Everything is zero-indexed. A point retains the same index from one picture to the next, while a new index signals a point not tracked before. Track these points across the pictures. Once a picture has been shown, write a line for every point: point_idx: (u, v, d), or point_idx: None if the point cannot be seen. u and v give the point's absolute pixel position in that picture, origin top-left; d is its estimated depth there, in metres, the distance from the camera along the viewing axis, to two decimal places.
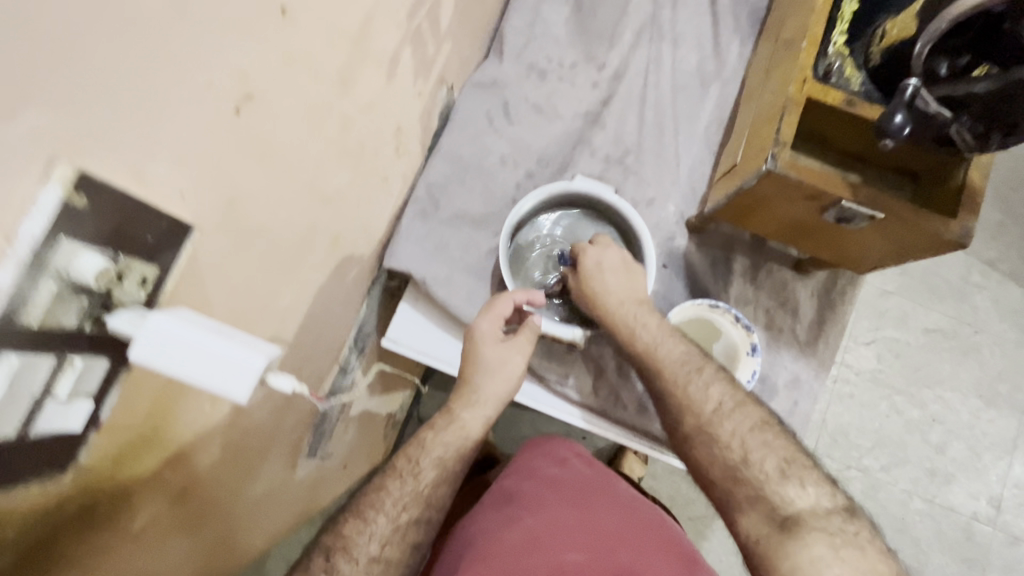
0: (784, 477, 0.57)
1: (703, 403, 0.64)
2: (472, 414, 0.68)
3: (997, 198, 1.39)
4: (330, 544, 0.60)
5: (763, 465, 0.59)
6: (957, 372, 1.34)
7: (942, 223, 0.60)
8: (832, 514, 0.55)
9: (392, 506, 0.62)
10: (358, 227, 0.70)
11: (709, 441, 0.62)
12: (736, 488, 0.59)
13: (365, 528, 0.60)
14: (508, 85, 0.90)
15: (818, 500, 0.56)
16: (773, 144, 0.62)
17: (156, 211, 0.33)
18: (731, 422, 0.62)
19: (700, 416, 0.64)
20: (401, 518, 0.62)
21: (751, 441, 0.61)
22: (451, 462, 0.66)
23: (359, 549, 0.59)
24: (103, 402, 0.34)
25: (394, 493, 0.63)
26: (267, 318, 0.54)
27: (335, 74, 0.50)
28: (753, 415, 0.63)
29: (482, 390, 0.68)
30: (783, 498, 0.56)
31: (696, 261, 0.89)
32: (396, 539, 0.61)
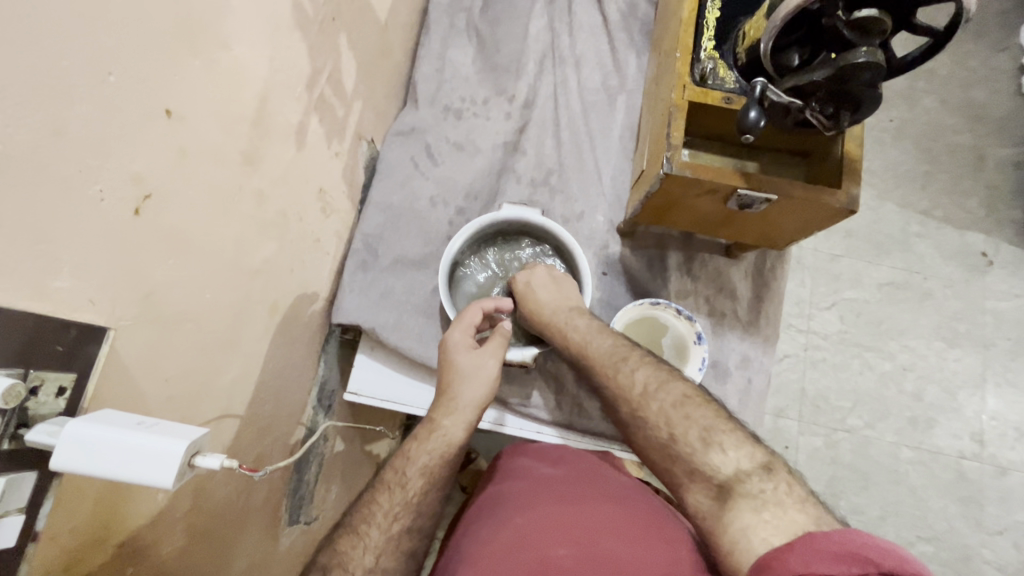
0: (707, 444, 0.57)
1: (635, 387, 0.65)
2: (452, 421, 0.67)
3: (919, 151, 1.49)
4: (325, 563, 0.56)
5: (687, 437, 0.58)
6: (917, 319, 1.40)
7: (830, 194, 0.64)
8: (751, 474, 0.53)
9: (383, 518, 0.59)
10: (296, 290, 0.72)
11: (641, 424, 0.63)
12: (672, 464, 0.59)
13: (359, 541, 0.57)
14: (427, 129, 0.94)
15: (739, 462, 0.55)
16: (666, 149, 0.66)
17: (63, 321, 0.35)
18: (659, 398, 0.63)
19: (633, 402, 0.65)
20: (393, 529, 0.59)
21: None
22: (438, 468, 0.63)
23: (355, 563, 0.56)
24: (38, 513, 0.35)
25: (383, 505, 0.60)
26: (212, 399, 0.56)
27: (239, 157, 0.53)
28: (676, 390, 0.63)
29: (461, 397, 0.68)
30: (708, 464, 0.56)
31: (633, 264, 0.93)
32: (389, 550, 0.58)
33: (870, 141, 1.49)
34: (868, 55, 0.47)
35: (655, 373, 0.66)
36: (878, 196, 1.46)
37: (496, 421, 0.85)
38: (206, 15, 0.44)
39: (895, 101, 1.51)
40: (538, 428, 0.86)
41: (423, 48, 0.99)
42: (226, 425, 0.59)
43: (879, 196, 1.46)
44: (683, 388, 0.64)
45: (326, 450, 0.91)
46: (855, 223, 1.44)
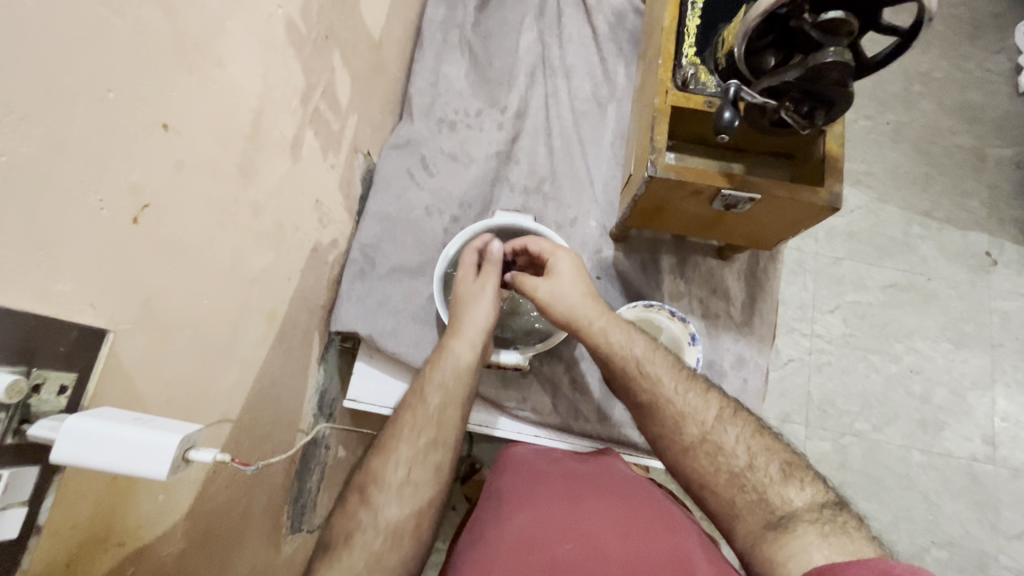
0: (785, 479, 0.58)
1: (704, 412, 0.64)
2: (459, 343, 0.70)
3: (918, 153, 1.49)
4: (362, 479, 0.61)
5: (767, 470, 0.59)
6: (923, 320, 1.40)
7: (813, 191, 0.66)
8: (825, 507, 0.56)
9: (410, 431, 0.63)
10: (293, 299, 0.74)
11: (713, 451, 0.61)
12: (738, 494, 0.59)
13: (389, 457, 0.61)
14: (422, 141, 0.97)
15: (813, 497, 0.57)
16: (651, 152, 0.68)
17: (64, 322, 0.37)
18: (733, 428, 0.63)
19: (703, 425, 0.63)
20: (420, 441, 0.63)
21: (751, 446, 0.61)
22: (453, 384, 0.67)
23: (387, 476, 0.60)
24: (40, 506, 0.37)
25: (408, 422, 0.64)
26: (212, 403, 0.57)
27: (235, 169, 0.55)
28: (746, 422, 0.64)
29: (466, 322, 0.72)
30: (783, 498, 0.57)
31: (626, 268, 0.94)
32: (418, 461, 0.62)
33: (869, 143, 1.50)
34: (836, 55, 0.49)
35: (721, 399, 0.66)
36: (878, 198, 1.46)
37: (490, 424, 0.86)
38: (200, 36, 0.47)
39: (891, 104, 1.52)
40: (536, 431, 0.86)
41: (417, 63, 1.02)
42: (224, 429, 0.60)
43: (879, 198, 1.46)
44: (750, 419, 0.64)
45: (327, 458, 0.92)
46: (855, 226, 1.44)
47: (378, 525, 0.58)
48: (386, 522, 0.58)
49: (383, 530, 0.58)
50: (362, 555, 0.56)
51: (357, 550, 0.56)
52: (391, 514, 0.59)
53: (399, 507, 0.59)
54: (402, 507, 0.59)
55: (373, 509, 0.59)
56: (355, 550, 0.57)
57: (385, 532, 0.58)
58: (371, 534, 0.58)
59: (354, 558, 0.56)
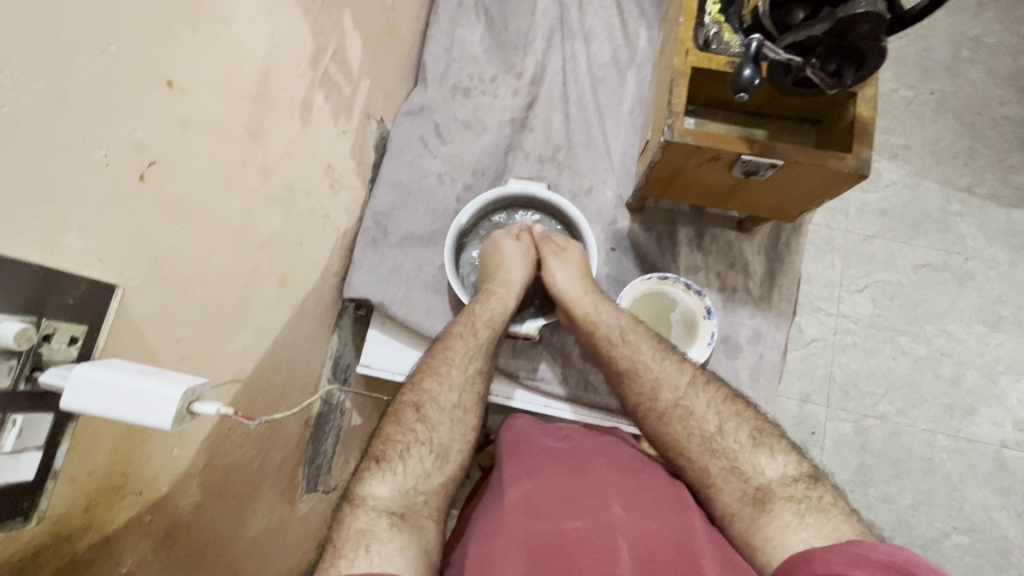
0: (754, 445, 0.59)
1: (677, 378, 0.67)
2: (504, 289, 0.77)
3: (962, 125, 1.41)
4: (415, 399, 0.65)
5: (736, 435, 0.60)
6: (956, 302, 1.34)
7: (838, 158, 0.62)
8: (797, 481, 0.56)
9: (461, 359, 0.69)
10: (305, 264, 0.74)
11: (684, 415, 0.64)
12: (710, 460, 0.60)
13: (443, 379, 0.66)
14: (436, 108, 0.95)
15: (785, 469, 0.57)
16: (667, 116, 0.65)
17: (74, 276, 0.38)
18: (704, 393, 0.65)
19: (677, 390, 0.66)
20: (470, 368, 0.69)
21: (721, 411, 0.63)
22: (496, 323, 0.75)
23: (443, 397, 0.65)
24: (54, 451, 0.39)
25: (458, 348, 0.70)
26: (224, 361, 0.59)
27: (244, 131, 0.55)
28: (717, 390, 0.66)
29: (510, 270, 0.79)
30: (755, 466, 0.58)
31: (641, 239, 0.92)
32: (467, 388, 0.67)
33: (909, 115, 1.41)
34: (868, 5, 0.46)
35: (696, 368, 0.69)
36: (916, 172, 1.39)
37: (507, 395, 0.86)
38: None
39: (936, 72, 1.43)
40: (546, 401, 0.86)
41: (432, 27, 0.99)
42: (236, 388, 0.62)
43: (917, 173, 1.39)
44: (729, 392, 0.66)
45: (343, 423, 0.95)
46: (889, 202, 1.38)
47: (432, 440, 0.61)
48: (439, 438, 0.62)
49: (434, 447, 0.61)
50: (412, 469, 0.58)
51: (409, 464, 0.59)
52: (443, 433, 0.63)
53: (449, 428, 0.64)
54: (452, 429, 0.64)
55: (428, 426, 0.62)
56: (407, 463, 0.59)
57: (434, 451, 0.61)
58: (424, 450, 0.60)
59: (405, 470, 0.58)
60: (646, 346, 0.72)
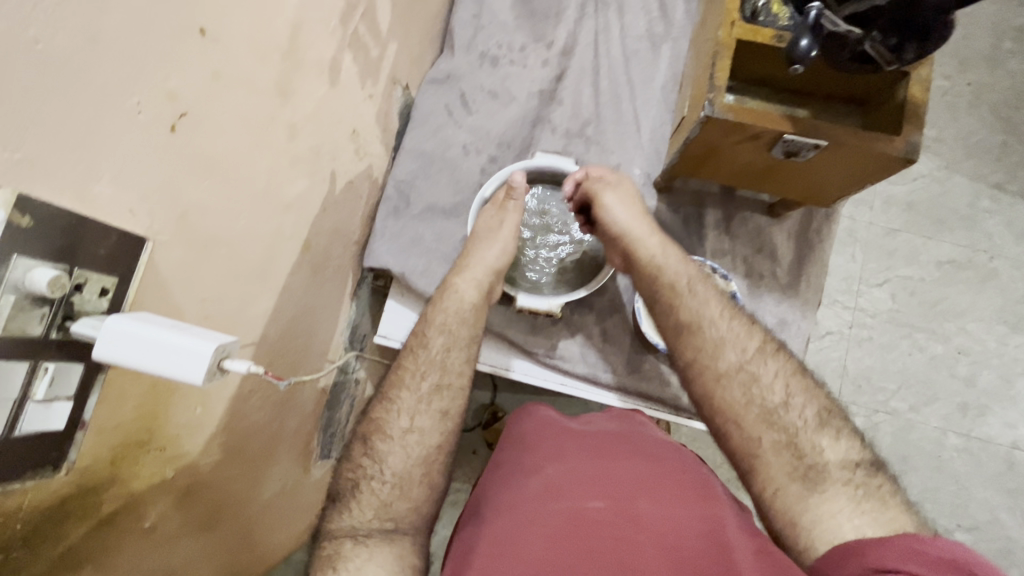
0: (821, 426, 0.58)
1: (745, 341, 0.64)
2: (463, 281, 0.73)
3: (998, 119, 1.36)
4: (364, 430, 0.62)
5: (802, 412, 0.59)
6: (977, 301, 1.31)
7: (886, 141, 0.60)
8: (857, 468, 0.55)
9: (412, 378, 0.65)
10: (327, 230, 0.73)
11: (748, 381, 0.61)
12: (766, 431, 0.58)
13: (392, 405, 0.63)
14: (462, 77, 0.93)
15: (848, 453, 0.56)
16: (709, 90, 0.62)
17: (106, 225, 0.37)
18: (773, 363, 0.62)
19: (743, 353, 0.63)
20: (422, 387, 0.64)
21: (790, 384, 0.61)
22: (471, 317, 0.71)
23: (392, 423, 0.62)
24: (84, 403, 0.39)
25: (411, 368, 0.66)
26: (247, 323, 0.58)
27: (274, 87, 0.54)
28: (787, 360, 0.63)
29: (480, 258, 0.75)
30: (814, 446, 0.57)
31: (668, 220, 0.90)
32: (422, 408, 0.63)
33: (944, 106, 1.36)
34: None
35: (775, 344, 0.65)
36: (946, 166, 1.35)
37: (508, 367, 0.85)
38: None
39: (975, 62, 1.37)
40: (563, 379, 0.86)
41: None
42: (256, 350, 0.62)
43: (947, 166, 1.35)
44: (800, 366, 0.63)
45: (357, 393, 0.95)
46: (916, 195, 1.34)
47: (383, 472, 0.59)
48: (392, 469, 0.59)
49: (388, 478, 0.59)
50: (368, 503, 0.57)
51: (364, 497, 0.58)
52: (396, 464, 0.60)
53: (403, 456, 0.60)
54: (407, 456, 0.60)
55: (376, 460, 0.60)
56: (360, 498, 0.58)
57: (390, 480, 0.59)
58: (377, 484, 0.59)
59: (361, 504, 0.57)
60: (714, 300, 0.68)
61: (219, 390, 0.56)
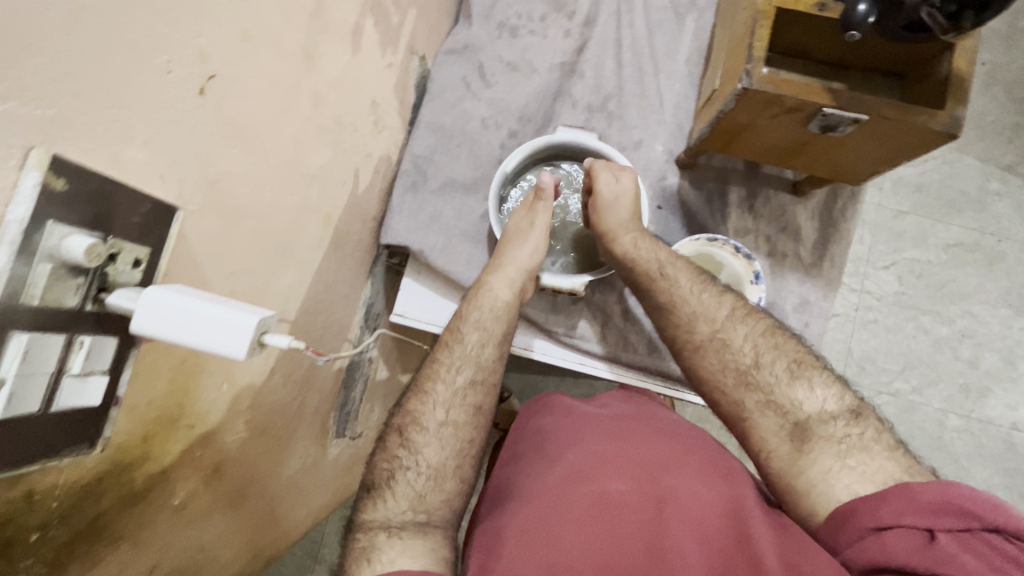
0: (794, 378, 0.58)
1: (715, 311, 0.65)
2: (497, 278, 0.72)
3: (1012, 100, 1.34)
4: (400, 422, 0.62)
5: (773, 368, 0.59)
6: (984, 284, 1.31)
7: (929, 115, 0.58)
8: (837, 417, 0.54)
9: (447, 372, 0.64)
10: (346, 205, 0.71)
11: (722, 348, 0.62)
12: (745, 394, 0.59)
13: (428, 398, 0.62)
14: (480, 47, 0.89)
15: (824, 403, 0.55)
16: (747, 61, 0.60)
17: (138, 192, 0.35)
18: (743, 327, 0.63)
19: (714, 323, 0.64)
20: (458, 381, 0.64)
21: (760, 344, 0.61)
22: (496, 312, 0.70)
23: (427, 416, 0.61)
24: (120, 378, 0.37)
25: (446, 362, 0.65)
26: (271, 300, 0.57)
27: (301, 50, 0.51)
28: (757, 322, 0.63)
29: (511, 256, 0.74)
30: (793, 402, 0.56)
31: (691, 198, 0.88)
32: (457, 402, 0.63)
33: None
34: None
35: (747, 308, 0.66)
36: (958, 148, 1.33)
37: (529, 347, 0.84)
38: None
39: (992, 41, 1.35)
40: (582, 359, 0.85)
41: None
42: (282, 327, 0.60)
43: (959, 148, 1.33)
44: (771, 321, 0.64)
45: (371, 371, 0.94)
46: (927, 177, 1.33)
47: (418, 464, 0.59)
48: (427, 461, 0.59)
49: (423, 470, 0.59)
50: (403, 494, 0.57)
51: (399, 488, 0.58)
52: (432, 455, 0.59)
53: (438, 448, 0.60)
54: (442, 448, 0.60)
55: (412, 450, 0.60)
56: (395, 489, 0.58)
57: (425, 472, 0.59)
58: (412, 475, 0.58)
59: (396, 495, 0.57)
60: (685, 277, 0.69)
61: (246, 367, 0.55)
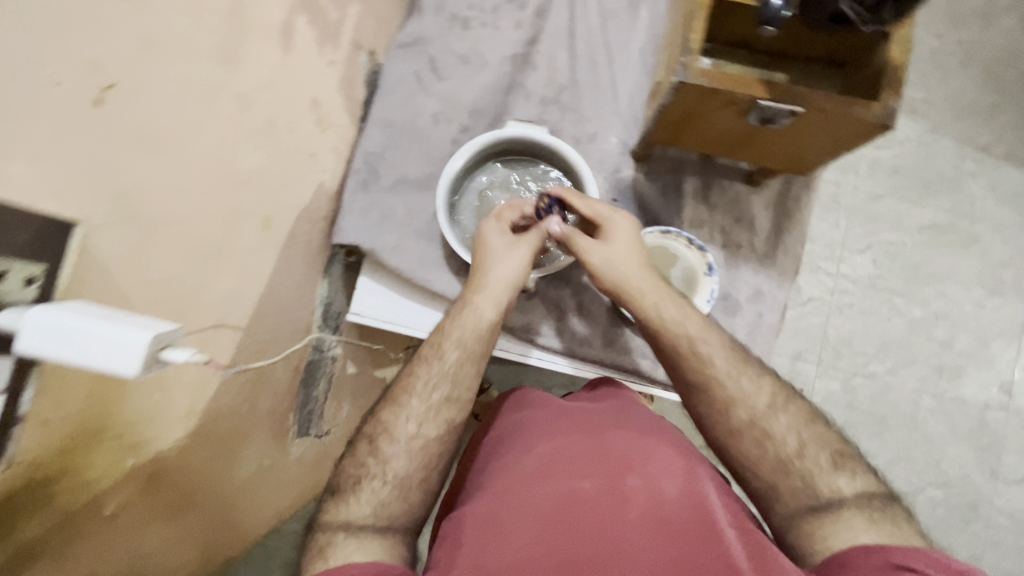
0: (835, 467, 0.56)
1: (758, 396, 0.61)
2: (482, 300, 0.66)
3: (987, 80, 1.34)
4: (371, 431, 0.62)
5: (816, 458, 0.57)
6: (958, 265, 1.31)
7: (864, 106, 0.58)
8: (873, 498, 0.54)
9: (424, 387, 0.63)
10: (290, 207, 0.71)
11: (762, 437, 0.58)
12: (783, 479, 0.57)
13: (402, 410, 0.61)
14: (431, 40, 0.88)
15: (862, 485, 0.55)
16: (682, 54, 0.59)
17: (24, 210, 0.36)
18: (786, 415, 0.60)
19: (756, 410, 0.60)
20: (433, 397, 0.62)
21: (803, 432, 0.59)
22: (472, 341, 0.65)
23: (398, 428, 0.60)
24: (21, 394, 0.39)
25: (422, 376, 0.63)
26: (207, 305, 0.57)
27: (218, 53, 0.51)
28: (799, 409, 0.61)
29: (491, 274, 0.67)
30: (832, 488, 0.55)
31: (646, 190, 0.88)
32: (429, 417, 0.62)
33: (935, 66, 1.34)
34: None
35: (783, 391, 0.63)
36: (933, 129, 1.33)
37: (526, 353, 0.85)
38: None
39: (967, 20, 1.34)
40: (540, 353, 0.85)
41: None
42: (221, 332, 0.61)
43: (934, 129, 1.33)
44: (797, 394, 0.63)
45: (335, 370, 0.91)
46: (904, 159, 1.33)
47: (385, 473, 0.59)
48: (395, 471, 0.59)
49: (389, 479, 0.58)
50: (366, 501, 0.57)
51: (362, 495, 0.58)
52: (399, 466, 0.59)
53: (408, 460, 0.59)
54: (410, 460, 0.60)
55: (379, 460, 0.59)
56: (360, 494, 0.58)
57: (392, 481, 0.58)
58: (377, 483, 0.58)
59: (359, 500, 0.57)
60: (724, 352, 0.63)
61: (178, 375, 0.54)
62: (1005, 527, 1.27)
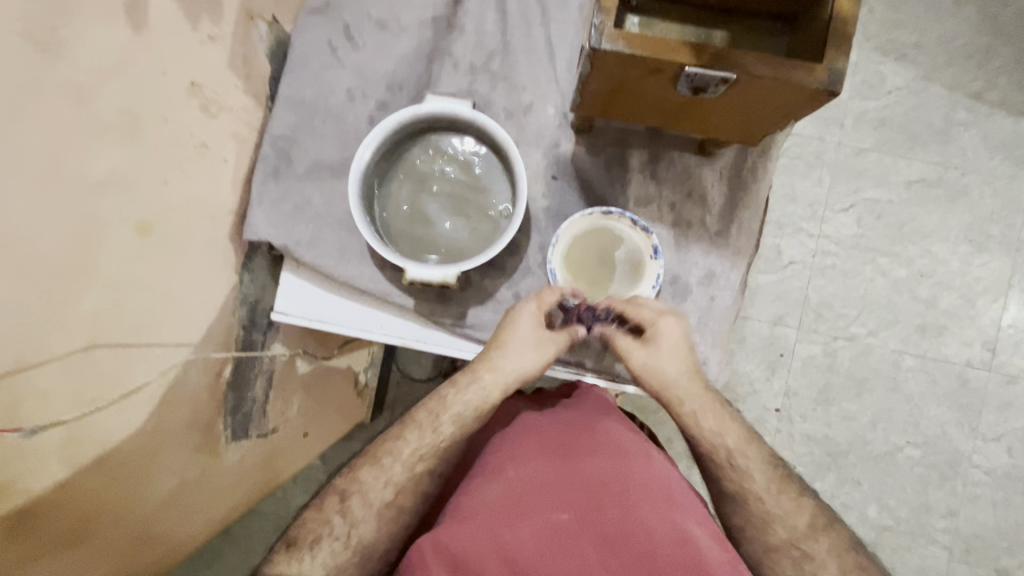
0: None
1: (798, 518, 0.62)
2: (492, 379, 0.67)
3: (984, 19, 1.23)
4: (344, 487, 0.63)
5: None
6: (946, 221, 1.23)
7: (806, 70, 0.50)
8: None
9: (409, 454, 0.64)
10: (179, 203, 0.62)
11: (802, 560, 0.60)
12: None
13: (381, 473, 0.63)
14: (343, 3, 0.78)
15: None
16: (596, 14, 0.51)
17: None
18: (826, 539, 0.61)
19: (796, 531, 0.61)
20: (416, 468, 0.64)
21: (843, 560, 0.59)
22: (471, 418, 0.66)
23: (373, 492, 0.62)
24: None
25: (410, 441, 0.65)
26: (64, 326, 0.51)
27: (20, 40, 0.45)
28: (840, 536, 0.61)
29: (508, 360, 0.67)
30: None
31: (587, 166, 0.80)
32: (409, 485, 0.63)
33: (928, 6, 1.23)
34: None
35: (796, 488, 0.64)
36: (923, 76, 1.23)
37: None
38: None
39: None
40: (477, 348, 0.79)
41: None
42: (95, 352, 0.55)
43: (924, 76, 1.23)
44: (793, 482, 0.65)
45: (273, 367, 0.84)
46: (891, 110, 1.23)
47: (349, 536, 0.60)
48: (359, 536, 0.61)
49: (351, 542, 0.60)
50: (321, 562, 0.59)
51: (319, 554, 0.59)
52: (365, 530, 0.61)
53: (375, 526, 0.61)
54: (378, 527, 0.62)
55: (347, 520, 0.61)
56: (316, 554, 0.59)
57: (353, 546, 0.60)
58: (337, 544, 0.60)
59: (314, 562, 0.58)
60: (764, 472, 0.64)
61: (12, 410, 0.48)
62: (986, 485, 1.21)
